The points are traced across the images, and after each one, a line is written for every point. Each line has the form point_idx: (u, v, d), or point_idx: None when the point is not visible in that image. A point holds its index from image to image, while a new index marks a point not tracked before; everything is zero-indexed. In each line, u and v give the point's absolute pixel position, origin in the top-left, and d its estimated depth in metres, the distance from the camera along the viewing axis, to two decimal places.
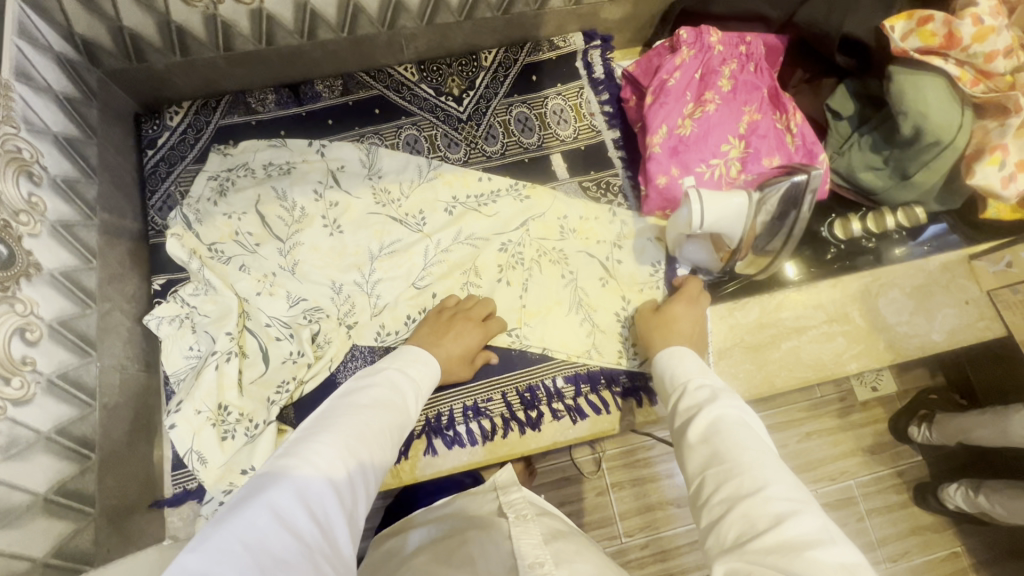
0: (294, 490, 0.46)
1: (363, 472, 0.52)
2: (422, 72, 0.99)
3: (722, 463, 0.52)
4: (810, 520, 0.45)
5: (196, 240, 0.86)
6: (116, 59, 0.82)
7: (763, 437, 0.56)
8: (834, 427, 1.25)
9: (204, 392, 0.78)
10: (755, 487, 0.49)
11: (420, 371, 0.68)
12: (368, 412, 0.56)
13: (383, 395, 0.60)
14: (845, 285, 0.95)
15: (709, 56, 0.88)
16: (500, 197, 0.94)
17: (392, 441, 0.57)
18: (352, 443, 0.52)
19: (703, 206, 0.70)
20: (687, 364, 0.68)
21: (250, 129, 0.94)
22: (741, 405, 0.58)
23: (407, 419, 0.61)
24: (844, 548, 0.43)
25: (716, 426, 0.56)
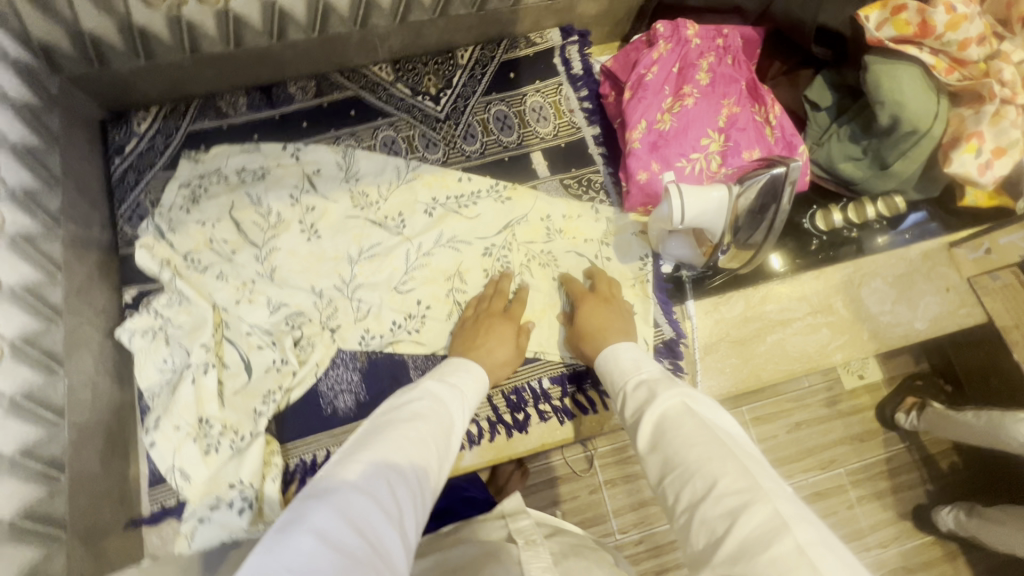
0: (335, 506, 0.43)
1: (407, 486, 0.49)
2: (398, 71, 0.97)
3: (673, 470, 0.52)
4: (762, 505, 0.44)
5: (169, 249, 0.84)
6: (77, 64, 0.79)
7: (712, 418, 0.55)
8: (824, 416, 1.25)
9: (181, 407, 0.75)
10: (706, 486, 0.48)
11: (459, 385, 0.65)
12: (409, 427, 0.54)
13: (419, 408, 0.58)
14: (829, 276, 0.95)
15: (687, 49, 0.87)
16: (480, 198, 0.92)
17: (434, 453, 0.54)
18: (391, 458, 0.50)
19: (684, 201, 0.69)
20: (623, 365, 0.68)
21: (221, 134, 0.92)
22: (683, 393, 0.58)
23: (449, 432, 0.58)
24: (800, 526, 0.42)
25: (664, 426, 0.55)
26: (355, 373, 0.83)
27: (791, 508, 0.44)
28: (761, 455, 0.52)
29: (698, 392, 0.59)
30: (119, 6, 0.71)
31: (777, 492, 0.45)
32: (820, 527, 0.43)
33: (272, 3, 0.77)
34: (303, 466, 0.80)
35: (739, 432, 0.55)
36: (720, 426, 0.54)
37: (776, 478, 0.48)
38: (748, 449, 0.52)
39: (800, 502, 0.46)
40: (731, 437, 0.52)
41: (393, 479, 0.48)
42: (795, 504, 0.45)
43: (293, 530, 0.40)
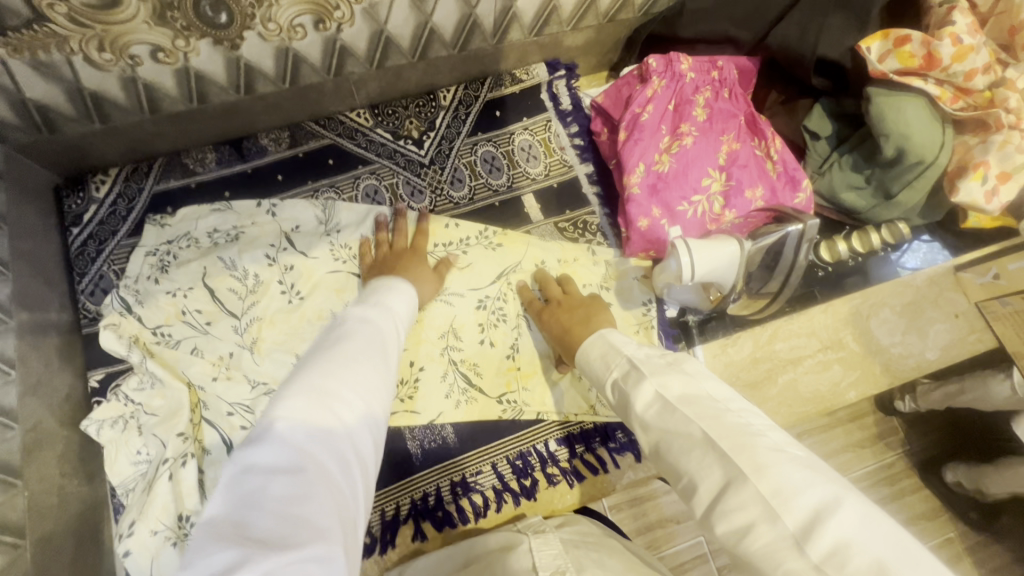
0: (272, 437, 0.40)
1: (353, 404, 0.46)
2: (377, 116, 0.92)
3: (679, 479, 0.50)
4: (769, 526, 0.41)
5: (138, 325, 0.77)
6: (24, 133, 0.72)
7: (696, 404, 0.51)
8: (824, 424, 1.12)
9: (159, 509, 0.69)
10: (711, 503, 0.45)
11: (394, 301, 0.63)
12: (348, 347, 0.51)
13: (354, 330, 0.55)
14: (836, 309, 0.92)
15: (682, 84, 0.83)
16: (471, 247, 0.87)
17: (376, 364, 0.52)
18: (332, 379, 0.47)
19: (692, 256, 0.65)
20: (595, 366, 0.65)
21: (190, 193, 0.85)
22: (655, 385, 0.55)
23: (389, 347, 0.56)
24: (810, 540, 0.39)
25: (656, 439, 0.52)
26: None
27: (801, 510, 0.41)
28: (756, 425, 0.48)
29: (672, 372, 0.56)
30: (64, 72, 0.65)
31: (780, 494, 0.42)
32: (840, 514, 0.40)
33: (236, 58, 0.71)
34: None
35: (727, 400, 0.52)
36: (707, 409, 0.50)
37: (781, 459, 0.44)
38: (742, 425, 0.48)
39: (813, 480, 0.42)
40: (719, 423, 0.48)
41: (334, 397, 0.45)
42: (803, 495, 0.41)
43: (234, 476, 0.38)
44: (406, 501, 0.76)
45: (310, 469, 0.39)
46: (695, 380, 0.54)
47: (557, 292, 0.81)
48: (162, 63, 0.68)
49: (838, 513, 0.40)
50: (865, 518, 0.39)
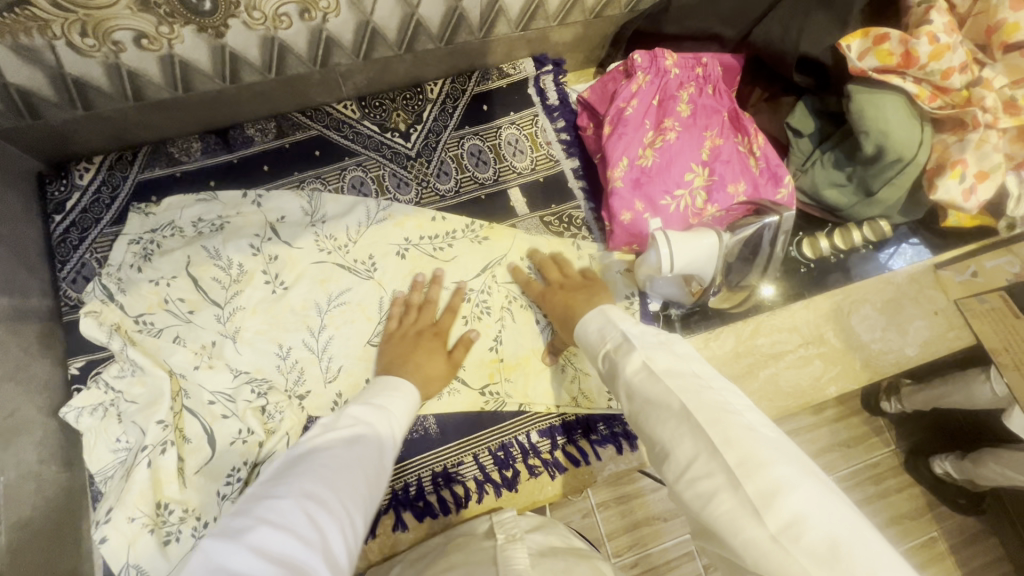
0: (246, 543, 0.40)
1: (337, 514, 0.47)
2: (365, 108, 0.92)
3: (654, 446, 0.54)
4: (731, 494, 0.45)
5: (120, 313, 0.77)
6: (6, 118, 0.71)
7: (679, 377, 0.54)
8: (810, 424, 1.13)
9: (136, 496, 0.69)
10: (681, 469, 0.49)
11: (389, 401, 0.64)
12: (335, 453, 0.53)
13: (348, 433, 0.56)
14: (818, 305, 0.93)
15: (666, 80, 0.84)
16: (456, 239, 0.88)
17: (363, 475, 0.53)
18: (316, 487, 0.48)
19: (672, 248, 0.66)
20: (591, 336, 0.66)
21: (175, 182, 0.85)
22: (643, 355, 0.57)
23: (378, 457, 0.57)
24: (769, 512, 0.42)
25: (636, 405, 0.56)
26: None
27: (763, 482, 0.44)
28: (734, 403, 0.52)
29: (661, 350, 0.58)
30: (47, 56, 0.65)
31: (745, 466, 0.45)
32: (799, 492, 0.43)
33: (220, 46, 0.71)
34: None
35: (709, 378, 0.54)
36: (690, 383, 0.53)
37: (750, 435, 0.48)
38: (719, 402, 0.51)
39: (779, 457, 0.45)
40: (698, 398, 0.52)
41: (314, 506, 0.46)
42: (767, 470, 0.44)
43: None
44: (387, 491, 0.76)
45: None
46: (681, 359, 0.57)
47: (554, 273, 0.82)
48: (146, 49, 0.68)
49: (798, 490, 0.43)
50: (821, 498, 0.43)
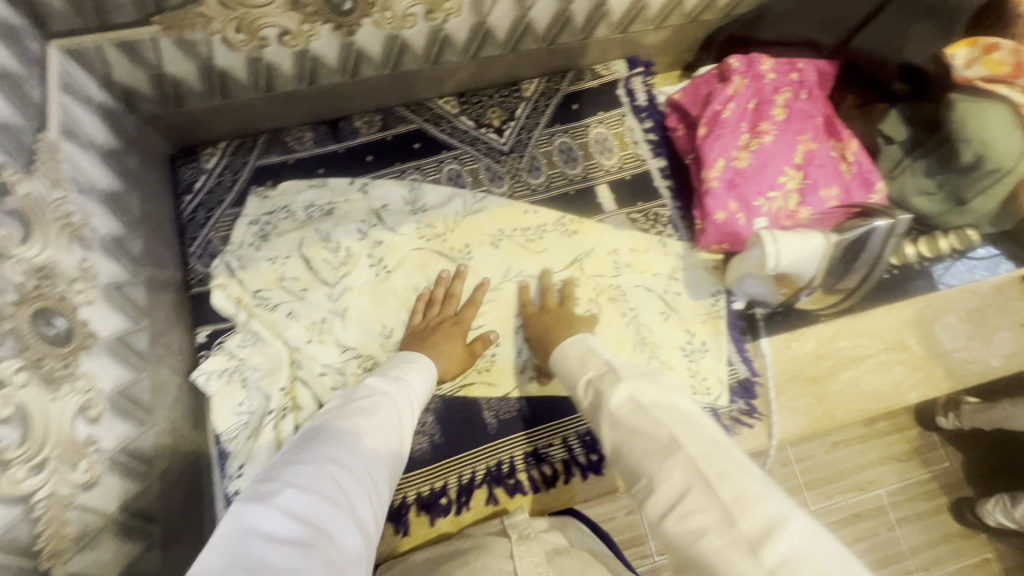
0: (276, 506, 0.45)
1: (359, 475, 0.52)
2: (463, 104, 0.96)
3: (639, 479, 0.56)
4: (721, 531, 0.47)
5: (241, 288, 0.84)
6: (153, 105, 0.78)
7: (665, 410, 0.59)
8: (863, 436, 1.12)
9: (263, 456, 0.76)
10: (672, 502, 0.51)
11: (409, 374, 0.69)
12: (356, 423, 0.57)
13: (367, 402, 0.61)
14: (900, 312, 0.93)
15: (762, 84, 0.86)
16: (547, 232, 0.92)
17: (381, 440, 0.57)
18: (339, 452, 0.53)
19: (778, 246, 0.68)
20: (571, 363, 0.73)
21: (288, 168, 0.91)
22: (628, 388, 0.63)
23: (396, 423, 0.61)
24: (764, 547, 0.44)
25: (622, 434, 0.59)
26: (429, 415, 0.82)
27: (757, 518, 0.46)
28: (722, 440, 0.55)
29: (645, 381, 0.64)
30: (203, 50, 0.71)
31: (740, 501, 0.48)
32: (790, 528, 0.45)
33: (349, 44, 0.76)
34: None
35: (695, 414, 0.59)
36: (679, 416, 0.58)
37: (742, 471, 0.51)
38: (708, 435, 0.55)
39: (768, 494, 0.48)
40: (689, 430, 0.55)
41: (338, 471, 0.51)
42: (759, 507, 0.47)
43: (236, 537, 0.43)
44: (482, 466, 0.81)
45: (307, 537, 0.44)
46: (664, 392, 0.62)
47: (550, 300, 0.86)
48: (286, 45, 0.73)
49: (791, 527, 0.45)
50: (812, 534, 0.45)
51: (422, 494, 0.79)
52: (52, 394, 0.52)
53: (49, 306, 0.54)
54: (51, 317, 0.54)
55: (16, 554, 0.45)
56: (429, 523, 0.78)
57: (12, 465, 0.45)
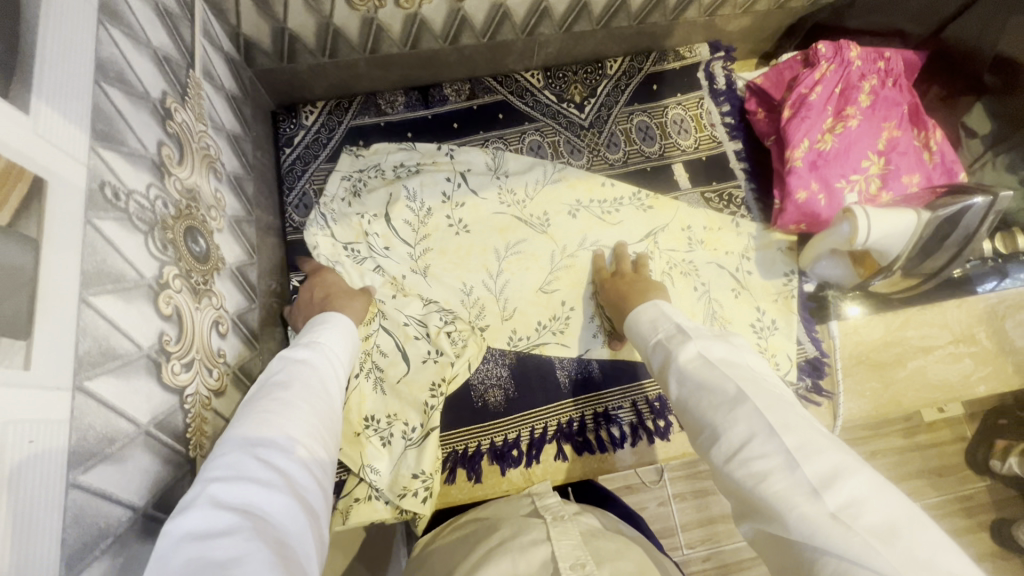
0: (201, 506, 0.41)
1: (288, 449, 0.48)
2: (548, 78, 1.00)
3: (702, 430, 0.58)
4: (786, 475, 0.48)
5: (332, 240, 0.87)
6: (269, 59, 0.83)
7: (734, 366, 0.61)
8: (900, 447, 1.12)
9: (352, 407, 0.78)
10: (734, 448, 0.53)
11: (329, 338, 0.66)
12: (276, 398, 0.53)
13: (281, 377, 0.57)
14: (971, 306, 0.92)
15: (850, 71, 0.87)
16: (623, 205, 0.94)
17: (308, 409, 0.54)
18: (261, 431, 0.49)
19: (870, 221, 0.70)
20: (643, 327, 0.73)
21: (380, 130, 0.96)
22: (698, 346, 0.64)
23: (321, 393, 0.58)
24: (828, 491, 0.46)
25: (688, 389, 0.61)
26: (504, 369, 0.85)
27: (821, 466, 0.48)
28: (786, 398, 0.57)
29: (716, 342, 0.65)
30: (325, 6, 0.75)
31: (804, 449, 0.49)
32: (853, 478, 0.47)
33: (457, 9, 0.81)
34: (457, 456, 0.81)
35: (759, 373, 0.61)
36: (745, 372, 0.60)
37: (807, 424, 0.53)
38: (774, 392, 0.57)
39: (832, 448, 0.50)
40: (754, 385, 0.57)
41: (266, 451, 0.47)
42: (825, 456, 0.49)
43: (164, 551, 0.38)
44: (553, 423, 0.84)
45: (250, 521, 0.40)
46: (736, 352, 0.63)
47: (626, 267, 0.86)
48: (400, 7, 0.78)
49: (855, 477, 0.47)
50: (876, 485, 0.47)
51: (496, 444, 0.82)
52: (197, 304, 0.56)
53: (195, 225, 0.59)
54: (196, 235, 0.59)
55: (172, 438, 0.49)
56: (501, 472, 0.81)
57: (172, 358, 0.50)
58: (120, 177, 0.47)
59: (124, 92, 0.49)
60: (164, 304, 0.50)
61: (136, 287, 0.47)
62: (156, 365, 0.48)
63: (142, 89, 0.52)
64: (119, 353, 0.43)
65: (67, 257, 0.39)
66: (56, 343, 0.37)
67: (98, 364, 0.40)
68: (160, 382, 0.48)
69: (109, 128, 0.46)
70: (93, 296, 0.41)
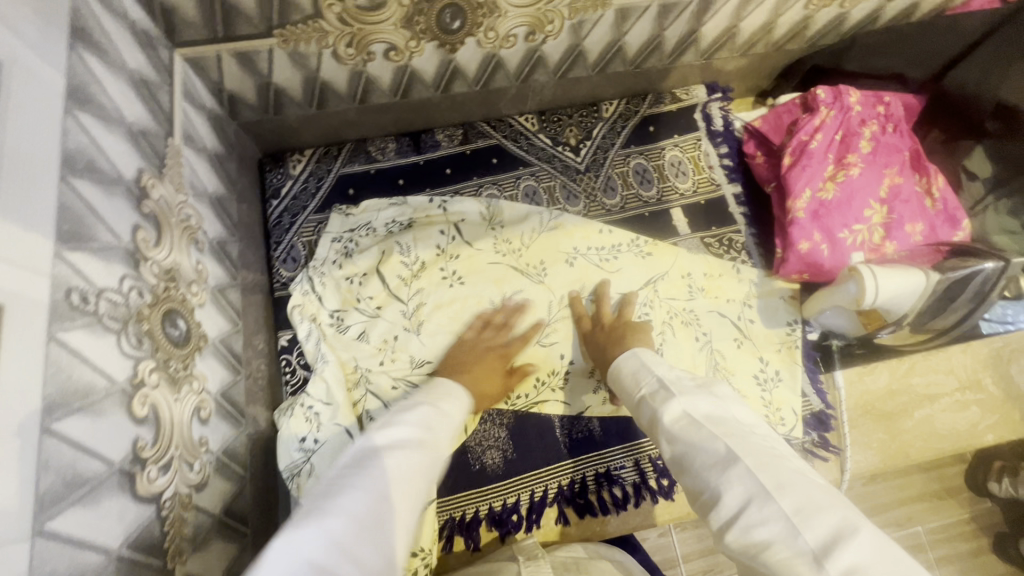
0: (323, 534, 0.42)
1: (400, 513, 0.48)
2: (543, 122, 0.98)
3: (701, 494, 0.53)
4: (788, 543, 0.44)
5: (316, 306, 0.83)
6: (254, 111, 0.80)
7: (720, 424, 0.55)
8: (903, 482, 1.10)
9: None
10: (733, 514, 0.48)
11: (445, 406, 0.64)
12: (394, 467, 0.51)
13: (408, 427, 0.57)
14: (976, 350, 0.91)
15: (849, 116, 0.86)
16: (622, 253, 0.91)
17: (422, 476, 0.54)
18: (373, 506, 0.46)
19: (877, 282, 0.69)
20: (626, 383, 0.69)
21: (370, 179, 0.93)
22: (682, 403, 0.59)
23: (435, 455, 0.57)
24: (831, 559, 0.42)
25: (680, 451, 0.56)
26: (502, 430, 0.82)
27: (821, 530, 0.44)
28: (780, 450, 0.53)
29: (701, 394, 0.60)
30: (312, 62, 0.72)
31: (803, 512, 0.45)
32: (856, 540, 0.42)
33: (448, 61, 0.78)
34: (454, 523, 0.78)
35: (751, 424, 0.56)
36: (734, 428, 0.55)
37: (804, 482, 0.48)
38: (768, 447, 0.53)
39: (831, 504, 0.46)
40: (746, 441, 0.53)
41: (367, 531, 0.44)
42: (824, 517, 0.44)
43: None
44: (553, 485, 0.81)
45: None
46: (721, 404, 0.58)
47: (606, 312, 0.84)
48: (390, 60, 0.75)
49: (859, 537, 0.43)
50: (880, 544, 0.42)
51: (494, 509, 0.79)
52: (176, 394, 0.53)
53: (174, 307, 0.55)
54: (176, 318, 0.55)
55: (147, 554, 0.45)
56: (500, 538, 0.78)
57: (147, 465, 0.46)
58: (89, 278, 0.43)
59: (94, 181, 0.46)
60: (139, 406, 0.47)
61: (107, 396, 0.43)
62: (130, 478, 0.44)
63: (114, 173, 0.49)
64: (85, 478, 0.40)
65: (25, 384, 0.35)
66: (12, 487, 0.33)
67: (61, 498, 0.37)
68: (133, 496, 0.44)
69: (78, 226, 0.43)
70: (56, 422, 0.38)
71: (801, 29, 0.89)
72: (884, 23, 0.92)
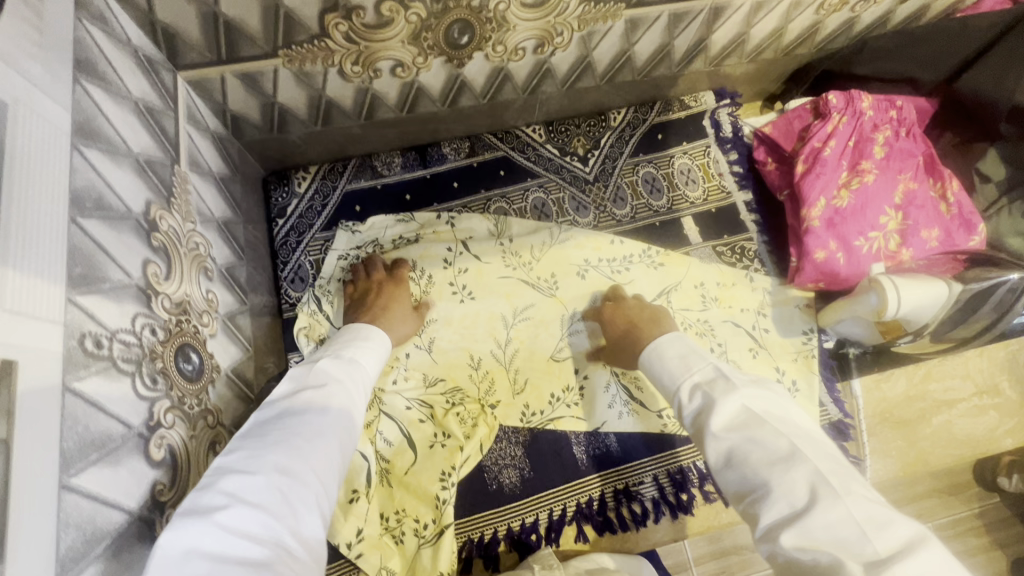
0: (221, 522, 0.41)
1: (308, 483, 0.47)
2: (550, 132, 0.96)
3: (751, 489, 0.49)
4: (855, 547, 0.42)
5: (325, 326, 0.82)
6: (258, 131, 0.79)
7: (785, 422, 0.53)
8: None
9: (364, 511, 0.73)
10: (794, 512, 0.45)
11: (360, 357, 0.65)
12: (305, 417, 0.52)
13: (312, 397, 0.54)
14: (992, 353, 0.90)
15: (862, 122, 0.85)
16: (633, 263, 0.90)
17: (333, 441, 0.52)
18: (287, 455, 0.47)
19: (900, 293, 0.72)
20: (670, 364, 0.66)
21: (377, 194, 0.91)
22: (742, 398, 0.56)
23: (350, 411, 0.57)
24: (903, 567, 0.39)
25: (734, 445, 0.52)
26: (519, 448, 0.81)
27: (894, 539, 0.42)
28: (838, 457, 0.51)
29: (758, 390, 0.57)
30: (318, 81, 0.71)
31: (871, 518, 0.43)
32: (928, 551, 0.41)
33: (456, 75, 0.77)
34: (472, 544, 0.77)
35: (808, 429, 0.54)
36: (799, 430, 0.52)
37: (868, 492, 0.46)
38: (828, 451, 0.51)
39: (900, 516, 0.44)
40: (811, 444, 0.50)
41: (287, 481, 0.45)
42: (895, 526, 0.43)
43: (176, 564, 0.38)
44: (572, 503, 0.80)
45: (263, 558, 0.40)
46: (778, 401, 0.56)
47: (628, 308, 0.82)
48: (396, 76, 0.74)
49: (931, 549, 0.41)
50: (953, 560, 0.40)
51: (513, 529, 0.78)
52: (192, 432, 0.52)
53: (187, 342, 0.54)
54: (189, 352, 0.54)
55: None
56: (518, 558, 0.77)
57: (166, 509, 0.45)
58: (103, 321, 0.42)
59: (104, 220, 0.45)
60: (156, 449, 0.45)
61: (124, 444, 0.42)
62: (149, 524, 0.43)
63: (123, 209, 0.47)
64: (105, 532, 0.39)
65: (43, 441, 0.34)
66: (32, 552, 0.32)
67: (81, 556, 0.36)
68: (153, 543, 0.44)
69: (89, 268, 0.42)
70: (75, 477, 0.37)
71: (811, 34, 0.88)
72: (893, 25, 0.91)
